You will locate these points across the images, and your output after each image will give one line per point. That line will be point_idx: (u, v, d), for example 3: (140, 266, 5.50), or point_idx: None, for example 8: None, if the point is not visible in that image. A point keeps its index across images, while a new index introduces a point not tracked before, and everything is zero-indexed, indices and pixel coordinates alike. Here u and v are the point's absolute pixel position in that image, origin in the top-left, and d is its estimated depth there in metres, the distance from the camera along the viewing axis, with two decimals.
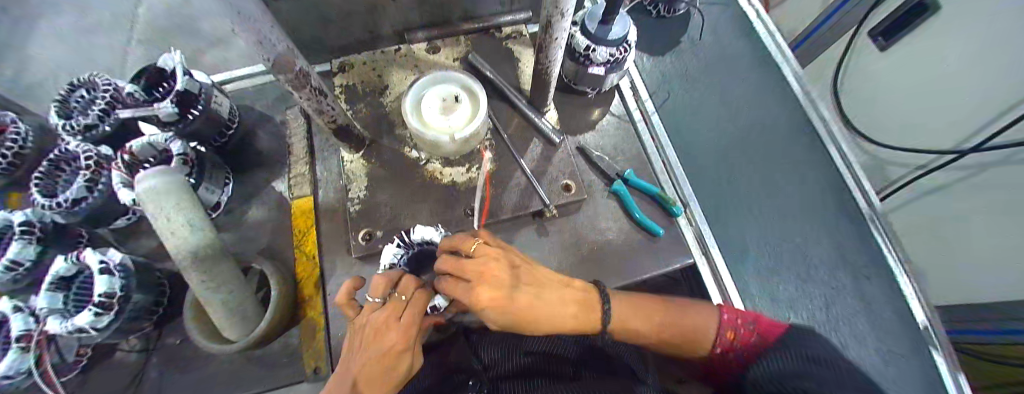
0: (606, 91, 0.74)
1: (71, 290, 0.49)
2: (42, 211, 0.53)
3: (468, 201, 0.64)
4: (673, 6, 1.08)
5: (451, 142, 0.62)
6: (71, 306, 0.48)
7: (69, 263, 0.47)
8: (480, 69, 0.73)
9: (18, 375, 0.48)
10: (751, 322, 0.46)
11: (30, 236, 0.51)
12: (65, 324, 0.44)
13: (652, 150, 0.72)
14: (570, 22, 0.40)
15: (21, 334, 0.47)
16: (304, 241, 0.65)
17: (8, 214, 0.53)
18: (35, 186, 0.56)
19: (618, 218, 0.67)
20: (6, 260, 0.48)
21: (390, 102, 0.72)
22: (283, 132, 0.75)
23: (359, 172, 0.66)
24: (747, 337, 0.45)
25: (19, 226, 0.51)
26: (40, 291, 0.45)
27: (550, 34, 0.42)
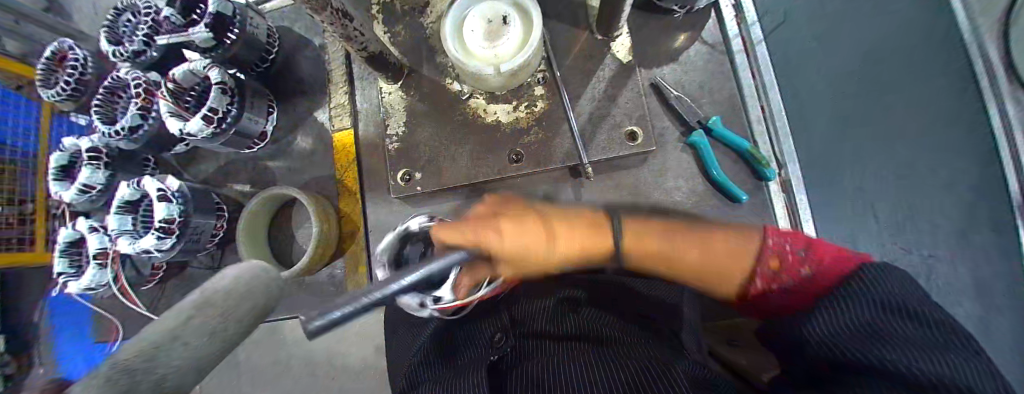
0: (701, 8, 0.56)
1: (139, 213, 0.61)
2: (107, 140, 0.62)
3: (514, 145, 0.57)
4: None
5: (498, 74, 0.52)
6: (139, 228, 0.60)
7: (133, 189, 0.58)
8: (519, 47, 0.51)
9: (102, 286, 0.62)
10: (805, 249, 0.34)
11: (98, 163, 0.63)
12: (136, 245, 0.56)
13: (749, 92, 0.57)
14: None
15: (100, 251, 0.60)
16: (346, 177, 0.64)
17: (77, 140, 0.65)
18: (97, 114, 0.64)
19: (691, 176, 0.56)
20: (82, 184, 0.62)
21: (432, 23, 0.61)
22: (323, 57, 0.69)
23: (397, 106, 0.60)
24: (794, 266, 0.34)
25: (89, 152, 0.63)
26: (112, 212, 0.57)
27: None
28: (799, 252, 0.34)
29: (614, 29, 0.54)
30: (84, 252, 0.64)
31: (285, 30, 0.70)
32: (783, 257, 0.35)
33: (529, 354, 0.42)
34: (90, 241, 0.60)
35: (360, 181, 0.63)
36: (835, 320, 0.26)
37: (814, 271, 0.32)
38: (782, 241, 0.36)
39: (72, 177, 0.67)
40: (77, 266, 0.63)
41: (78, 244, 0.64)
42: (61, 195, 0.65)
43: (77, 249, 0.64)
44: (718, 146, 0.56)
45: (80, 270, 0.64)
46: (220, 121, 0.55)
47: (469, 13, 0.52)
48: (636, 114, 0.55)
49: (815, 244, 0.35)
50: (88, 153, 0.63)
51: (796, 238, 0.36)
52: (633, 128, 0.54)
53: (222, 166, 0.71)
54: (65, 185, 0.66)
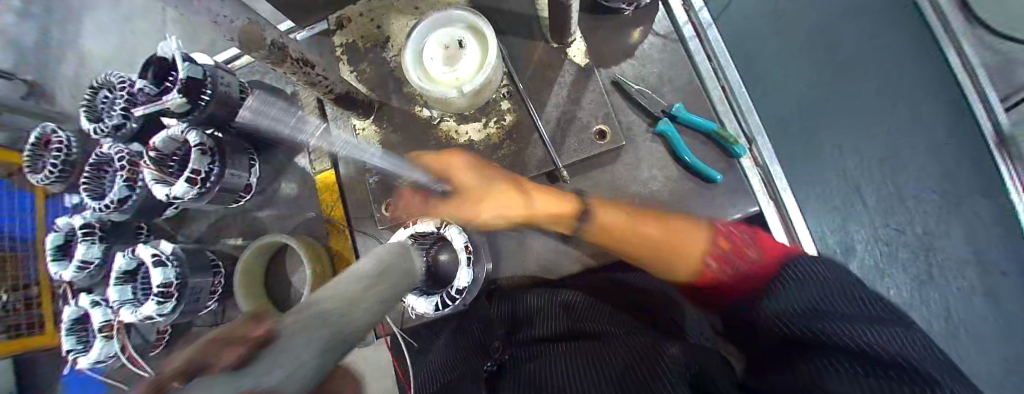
0: (648, 3, 0.58)
1: (138, 281, 0.61)
2: (99, 214, 0.64)
3: (489, 160, 0.58)
4: None
5: (461, 96, 0.53)
6: (140, 294, 0.60)
7: (129, 259, 0.60)
8: (478, 61, 0.53)
9: (112, 358, 0.63)
10: (749, 237, 0.42)
11: (93, 238, 0.65)
12: (139, 313, 0.57)
13: (706, 75, 0.58)
14: None
15: (105, 324, 0.61)
16: (333, 216, 0.65)
17: (69, 219, 0.67)
18: (86, 192, 0.66)
19: (665, 165, 0.57)
20: (79, 261, 0.64)
21: (394, 56, 0.63)
22: (296, 104, 0.71)
23: (373, 139, 0.62)
24: (742, 249, 0.40)
25: (83, 228, 0.64)
26: (112, 284, 0.58)
27: None
28: (745, 239, 0.41)
29: (566, 36, 0.56)
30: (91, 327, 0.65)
31: (258, 83, 0.72)
32: (731, 242, 0.42)
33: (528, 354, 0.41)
34: (95, 316, 0.61)
35: (347, 217, 0.64)
36: (795, 294, 0.30)
37: (756, 255, 0.38)
38: (731, 232, 0.43)
39: (69, 255, 0.67)
40: (85, 341, 0.64)
41: (82, 321, 0.64)
42: (61, 275, 0.66)
43: (84, 325, 0.64)
44: (685, 131, 0.57)
45: (87, 345, 0.64)
46: (204, 181, 0.57)
47: (426, 43, 0.54)
48: (601, 112, 0.57)
49: (757, 235, 0.42)
50: (81, 230, 0.64)
51: (744, 230, 0.43)
52: (601, 126, 0.56)
53: (215, 222, 0.72)
54: (64, 264, 0.67)
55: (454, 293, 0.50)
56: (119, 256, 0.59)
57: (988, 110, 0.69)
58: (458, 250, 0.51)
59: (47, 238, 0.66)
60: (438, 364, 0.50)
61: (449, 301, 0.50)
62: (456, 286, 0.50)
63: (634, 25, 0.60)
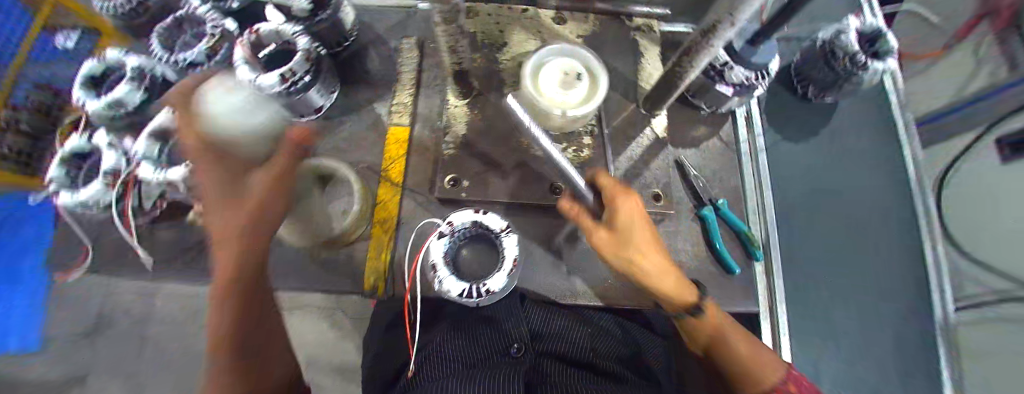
0: (722, 113, 0.70)
1: None
2: (153, 64, 0.62)
3: (556, 179, 0.63)
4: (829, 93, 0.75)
5: (561, 116, 0.60)
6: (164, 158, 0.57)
7: (171, 119, 0.57)
8: (587, 97, 0.60)
9: (95, 206, 0.59)
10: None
11: (140, 84, 0.60)
12: (162, 174, 0.54)
13: (749, 186, 0.69)
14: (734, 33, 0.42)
15: (112, 170, 0.58)
16: (390, 169, 0.66)
17: (123, 55, 0.63)
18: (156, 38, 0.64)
19: (697, 244, 0.65)
20: (112, 100, 0.58)
21: (505, 60, 0.69)
22: (394, 58, 0.74)
23: (461, 118, 0.65)
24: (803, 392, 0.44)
25: (135, 71, 0.61)
26: (143, 135, 0.56)
27: (709, 40, 0.44)
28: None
29: (658, 108, 0.65)
30: (85, 167, 0.61)
31: (367, 26, 0.76)
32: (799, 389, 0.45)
33: (548, 369, 0.47)
34: (107, 158, 0.58)
35: (404, 175, 0.66)
36: None
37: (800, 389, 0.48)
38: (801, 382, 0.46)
39: (99, 90, 0.62)
40: (72, 179, 0.60)
41: (80, 156, 0.61)
42: (81, 103, 0.60)
43: (80, 161, 0.61)
44: (720, 223, 0.66)
45: (76, 182, 0.60)
46: (293, 83, 0.57)
47: (549, 63, 0.61)
48: (662, 181, 0.65)
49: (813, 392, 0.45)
50: (132, 72, 0.60)
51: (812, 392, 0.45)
52: (658, 191, 0.64)
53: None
54: (91, 94, 0.61)
55: (481, 289, 0.48)
56: (167, 114, 0.57)
57: None
58: (507, 259, 0.51)
59: (84, 63, 0.62)
60: (447, 339, 0.54)
61: (471, 295, 0.48)
62: (487, 285, 0.48)
63: (705, 124, 0.71)
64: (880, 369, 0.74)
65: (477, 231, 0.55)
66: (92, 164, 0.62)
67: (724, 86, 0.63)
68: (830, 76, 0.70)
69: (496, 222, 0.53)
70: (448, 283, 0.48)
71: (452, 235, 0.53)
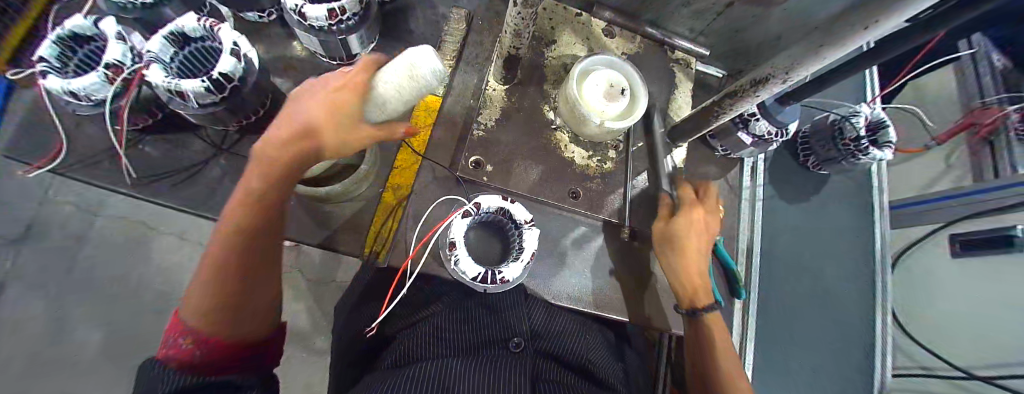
0: (734, 158, 0.75)
1: (183, 50, 0.56)
2: None
3: (576, 184, 0.65)
4: (825, 164, 0.82)
5: (597, 127, 0.62)
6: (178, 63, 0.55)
7: (197, 27, 0.54)
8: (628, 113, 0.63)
9: (87, 99, 0.52)
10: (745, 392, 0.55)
11: None
12: (172, 82, 0.49)
13: (743, 229, 0.74)
14: (780, 89, 0.46)
15: (112, 64, 0.52)
16: (416, 135, 0.65)
17: None
18: None
19: None
20: None
21: (551, 57, 0.70)
22: (439, 26, 0.73)
23: (497, 102, 0.65)
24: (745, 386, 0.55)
25: None
26: (160, 35, 0.52)
27: (757, 90, 0.47)
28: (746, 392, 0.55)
29: (682, 140, 0.69)
30: (80, 53, 0.57)
31: None
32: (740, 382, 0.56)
33: (541, 371, 0.46)
34: (111, 49, 0.51)
35: (428, 145, 0.65)
36: None
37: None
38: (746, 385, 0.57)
39: None
40: (64, 62, 0.55)
41: (75, 39, 0.56)
42: None
43: (76, 45, 0.56)
44: (714, 258, 0.70)
45: (66, 68, 0.55)
46: (339, 22, 0.56)
47: (596, 72, 0.63)
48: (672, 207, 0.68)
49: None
50: None
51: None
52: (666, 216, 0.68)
53: (299, 66, 0.71)
54: None
55: (497, 277, 0.49)
56: (193, 20, 0.52)
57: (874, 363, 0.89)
58: (525, 251, 0.52)
59: None
60: (442, 319, 0.51)
61: (486, 280, 0.49)
62: (504, 274, 0.50)
63: (718, 164, 0.76)
64: None
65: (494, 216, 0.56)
66: (91, 52, 0.57)
67: (745, 134, 0.67)
68: (835, 151, 0.77)
69: (522, 213, 0.54)
70: (464, 264, 0.49)
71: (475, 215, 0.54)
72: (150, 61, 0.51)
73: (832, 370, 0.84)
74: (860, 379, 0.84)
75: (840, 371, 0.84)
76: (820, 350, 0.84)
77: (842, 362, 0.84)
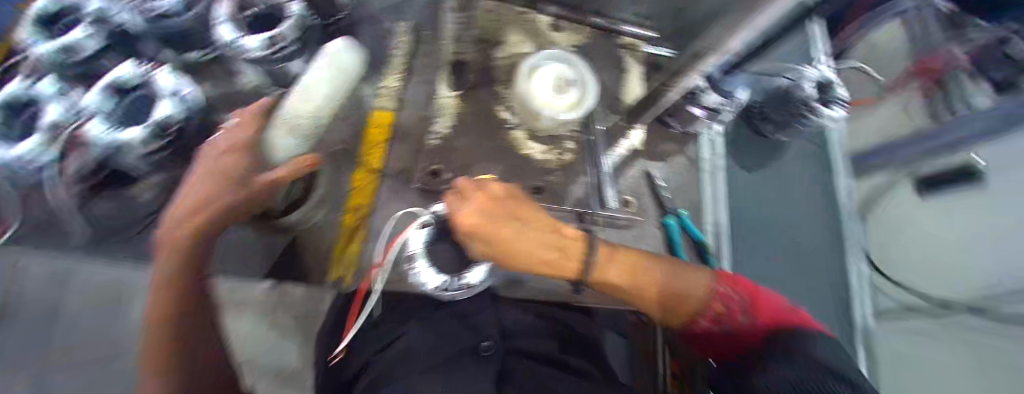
0: (691, 133, 0.77)
1: None
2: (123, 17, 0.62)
3: (536, 179, 0.67)
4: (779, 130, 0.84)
5: (551, 119, 0.62)
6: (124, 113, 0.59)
7: (134, 76, 0.58)
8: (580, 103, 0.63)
9: (36, 162, 0.57)
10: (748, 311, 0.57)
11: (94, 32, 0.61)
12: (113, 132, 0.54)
13: (708, 200, 0.76)
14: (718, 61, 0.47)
15: (54, 122, 0.56)
16: (370, 153, 0.67)
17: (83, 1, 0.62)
18: None
19: (659, 250, 0.70)
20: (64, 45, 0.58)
21: (502, 57, 0.69)
22: (385, 41, 0.73)
23: (449, 108, 0.66)
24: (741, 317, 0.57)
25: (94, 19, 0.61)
26: (99, 89, 0.56)
27: (696, 64, 0.49)
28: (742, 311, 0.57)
29: (637, 121, 0.70)
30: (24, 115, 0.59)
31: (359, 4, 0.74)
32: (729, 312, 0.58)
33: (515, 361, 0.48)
34: (52, 110, 0.56)
35: (386, 160, 0.66)
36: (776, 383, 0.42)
37: (751, 318, 0.56)
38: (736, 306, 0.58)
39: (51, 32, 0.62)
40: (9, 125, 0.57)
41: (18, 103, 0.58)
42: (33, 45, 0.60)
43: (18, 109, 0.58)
44: (682, 233, 0.72)
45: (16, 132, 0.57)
46: (277, 50, 0.57)
47: (543, 67, 0.63)
48: (633, 189, 0.71)
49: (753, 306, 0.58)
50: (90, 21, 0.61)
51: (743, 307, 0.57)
52: (629, 198, 0.70)
53: (247, 98, 0.71)
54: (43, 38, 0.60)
55: (460, 283, 0.55)
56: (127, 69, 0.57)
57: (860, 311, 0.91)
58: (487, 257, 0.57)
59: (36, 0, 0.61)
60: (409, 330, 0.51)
61: (450, 285, 0.55)
62: (467, 279, 0.55)
63: (678, 140, 0.78)
64: None
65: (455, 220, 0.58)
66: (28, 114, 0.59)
67: (697, 108, 0.69)
68: (784, 117, 0.79)
69: None
70: (427, 276, 0.55)
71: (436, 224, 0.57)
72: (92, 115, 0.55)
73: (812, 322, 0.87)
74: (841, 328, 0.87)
75: (820, 324, 0.87)
76: (798, 306, 0.88)
77: (820, 315, 0.88)
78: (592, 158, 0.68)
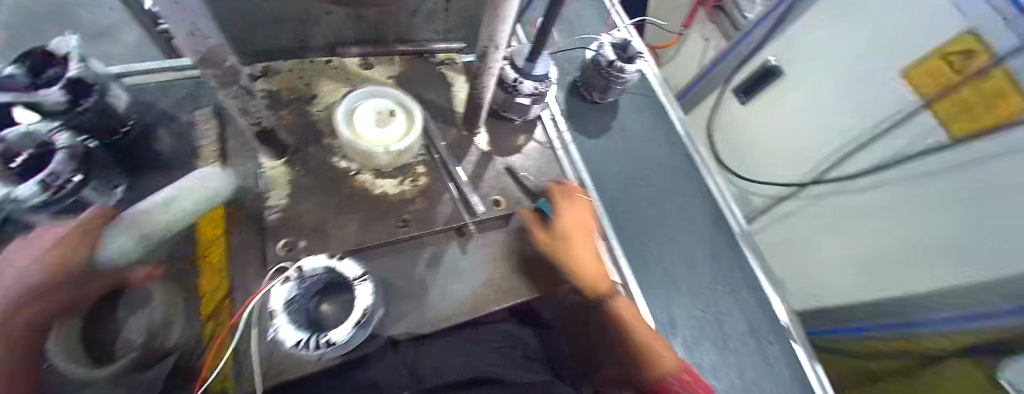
0: (532, 119, 0.83)
1: None
2: None
3: (400, 212, 0.66)
4: (605, 94, 0.97)
5: (386, 153, 0.64)
6: None
7: None
8: (409, 129, 0.66)
9: None
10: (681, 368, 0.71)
11: None
12: None
13: (569, 171, 0.84)
14: (501, 54, 0.56)
15: None
16: (209, 255, 0.59)
17: None
18: None
19: (542, 231, 0.74)
20: None
21: (320, 111, 0.70)
22: (190, 134, 0.67)
23: (281, 180, 0.63)
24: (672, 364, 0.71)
25: None
26: None
27: (486, 62, 0.58)
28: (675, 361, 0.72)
29: (476, 126, 0.75)
30: None
31: (146, 105, 0.68)
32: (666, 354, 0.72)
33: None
34: None
35: (229, 254, 0.59)
36: None
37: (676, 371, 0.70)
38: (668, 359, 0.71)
39: None
40: None
41: None
42: None
43: None
44: None
45: None
46: (60, 187, 0.48)
47: (360, 105, 0.64)
48: (498, 187, 0.74)
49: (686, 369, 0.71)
50: None
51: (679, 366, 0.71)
52: (497, 197, 0.72)
53: None
54: None
55: (322, 340, 0.48)
56: None
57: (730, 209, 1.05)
58: (356, 309, 0.52)
59: None
60: None
61: (309, 344, 0.48)
62: (330, 336, 0.49)
63: (526, 129, 0.84)
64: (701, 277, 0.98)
65: (312, 281, 0.53)
66: None
67: (522, 97, 0.74)
68: (603, 81, 0.90)
69: (353, 269, 0.54)
70: (286, 334, 0.48)
71: (303, 279, 0.52)
72: None
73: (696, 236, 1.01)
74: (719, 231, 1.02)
75: (703, 236, 1.02)
76: (683, 229, 1.01)
77: (701, 228, 1.02)
78: (447, 173, 0.70)
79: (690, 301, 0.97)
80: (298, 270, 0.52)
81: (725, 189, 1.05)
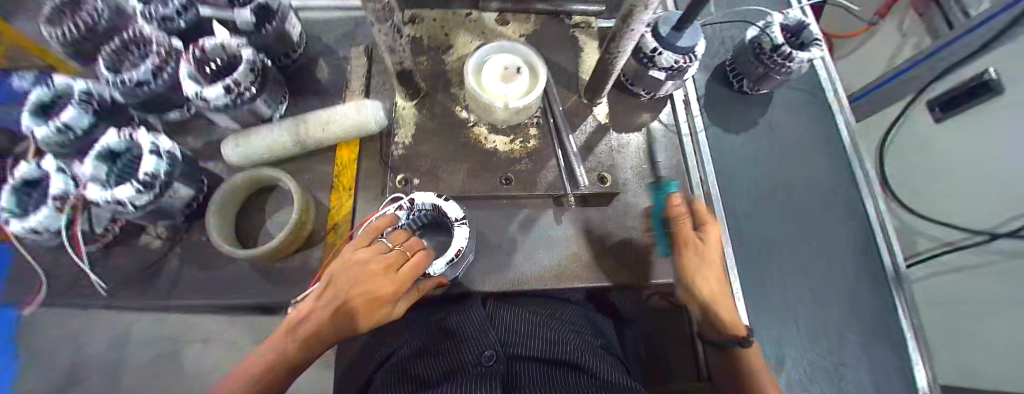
0: (661, 98, 0.75)
1: (117, 164, 0.59)
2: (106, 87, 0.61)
3: (506, 169, 0.66)
4: (759, 84, 0.82)
5: (504, 109, 0.63)
6: (112, 179, 0.57)
7: (120, 140, 0.58)
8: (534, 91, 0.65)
9: (48, 232, 0.57)
10: None
11: (88, 108, 0.60)
12: (106, 193, 0.53)
13: (690, 163, 0.74)
14: (650, 15, 0.48)
15: (59, 194, 0.55)
16: (342, 174, 0.66)
17: (72, 81, 0.62)
18: (104, 62, 0.63)
19: (647, 222, 0.67)
20: (62, 123, 0.57)
21: (452, 61, 0.73)
22: (344, 68, 0.76)
23: (409, 120, 0.67)
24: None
25: (81, 96, 0.60)
26: (91, 157, 0.55)
27: (629, 25, 0.51)
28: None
29: (598, 95, 0.69)
30: (39, 194, 0.58)
31: (315, 38, 0.79)
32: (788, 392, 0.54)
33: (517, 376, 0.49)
34: (54, 181, 0.54)
35: (357, 178, 0.66)
36: None
37: None
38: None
39: (52, 117, 0.61)
40: (23, 206, 0.57)
41: (32, 184, 0.58)
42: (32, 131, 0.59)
43: (33, 189, 0.58)
44: None
45: (27, 211, 0.57)
46: (238, 94, 0.59)
47: (489, 59, 0.64)
48: (608, 164, 0.69)
49: None
50: (79, 96, 0.60)
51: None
52: (604, 173, 0.67)
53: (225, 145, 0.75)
54: (43, 122, 0.60)
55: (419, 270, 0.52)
56: (113, 134, 0.57)
57: (891, 250, 0.81)
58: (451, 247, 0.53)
59: (34, 91, 0.60)
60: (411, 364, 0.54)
61: None
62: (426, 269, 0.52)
63: (650, 108, 0.76)
64: (825, 322, 0.80)
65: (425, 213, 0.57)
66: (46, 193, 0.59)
67: (657, 71, 0.66)
68: (760, 69, 0.76)
69: (454, 211, 0.54)
70: None
71: (412, 208, 0.56)
72: (88, 183, 0.55)
73: (831, 272, 0.82)
74: (865, 273, 0.82)
75: (842, 275, 0.82)
76: (815, 259, 0.83)
77: (840, 263, 0.82)
78: (560, 140, 0.67)
79: (804, 344, 0.78)
80: (409, 203, 0.55)
81: (890, 225, 0.81)
